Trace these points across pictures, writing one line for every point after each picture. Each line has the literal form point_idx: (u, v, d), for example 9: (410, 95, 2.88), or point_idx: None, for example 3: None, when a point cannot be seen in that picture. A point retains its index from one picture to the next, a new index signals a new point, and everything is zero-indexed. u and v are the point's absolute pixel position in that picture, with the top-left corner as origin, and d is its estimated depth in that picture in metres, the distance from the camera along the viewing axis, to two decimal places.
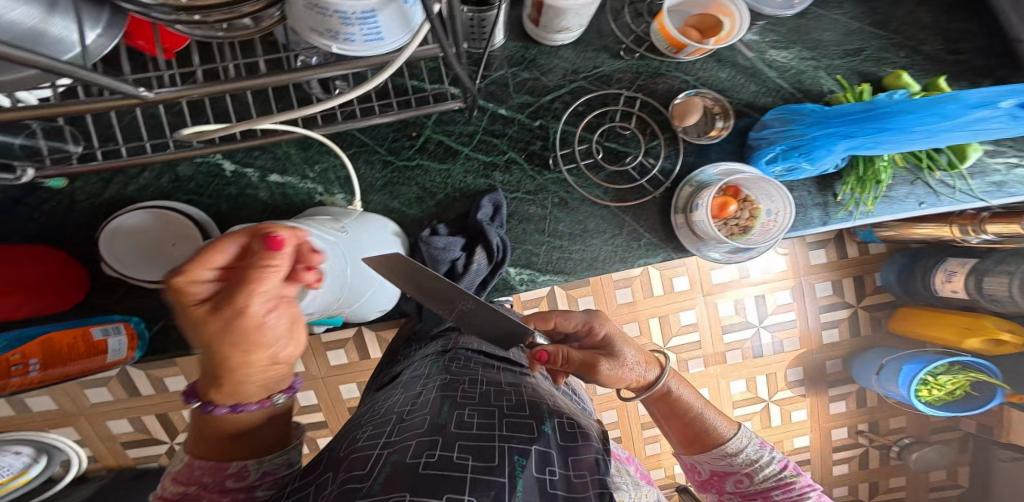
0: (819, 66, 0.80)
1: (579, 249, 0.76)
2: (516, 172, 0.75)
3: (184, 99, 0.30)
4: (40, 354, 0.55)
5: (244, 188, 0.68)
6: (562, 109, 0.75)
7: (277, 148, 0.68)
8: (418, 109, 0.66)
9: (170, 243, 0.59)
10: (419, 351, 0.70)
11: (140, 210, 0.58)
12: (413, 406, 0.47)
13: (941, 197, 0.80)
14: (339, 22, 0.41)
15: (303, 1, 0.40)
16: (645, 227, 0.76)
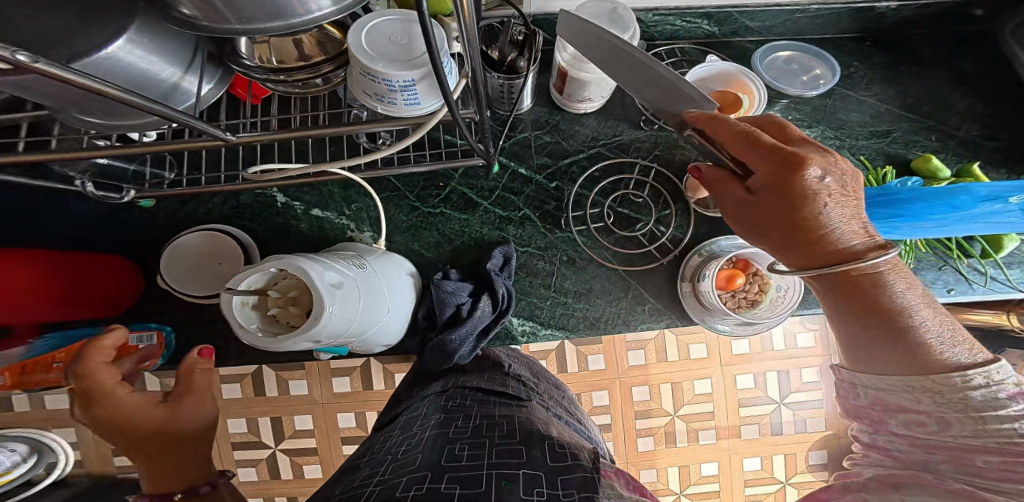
0: (842, 145, 0.83)
1: (584, 307, 0.78)
2: (528, 227, 0.79)
3: (260, 142, 0.39)
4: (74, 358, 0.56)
5: (290, 219, 0.72)
6: (579, 173, 0.80)
7: (323, 186, 0.73)
8: (447, 163, 0.72)
9: (217, 266, 0.64)
10: (421, 391, 0.72)
11: (196, 231, 0.64)
12: (409, 448, 0.49)
13: (973, 285, 0.78)
14: (387, 90, 0.48)
15: (359, 68, 0.47)
16: (650, 290, 0.77)
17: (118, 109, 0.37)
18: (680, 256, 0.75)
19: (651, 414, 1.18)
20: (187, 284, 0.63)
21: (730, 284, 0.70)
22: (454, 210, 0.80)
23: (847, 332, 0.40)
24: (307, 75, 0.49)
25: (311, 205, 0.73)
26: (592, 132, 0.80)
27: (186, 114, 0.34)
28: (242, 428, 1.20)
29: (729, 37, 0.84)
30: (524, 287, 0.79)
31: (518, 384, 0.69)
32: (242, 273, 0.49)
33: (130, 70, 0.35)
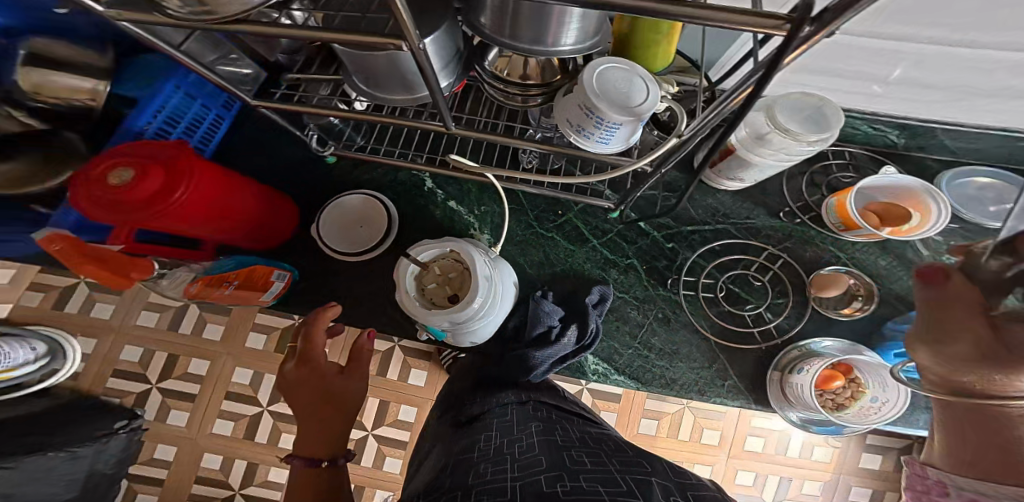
0: None
1: (664, 367, 0.71)
2: (631, 276, 0.72)
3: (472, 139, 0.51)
4: (239, 279, 0.57)
5: (427, 204, 0.73)
6: (698, 242, 0.77)
7: (464, 182, 0.75)
8: (575, 196, 0.72)
9: (365, 227, 0.69)
10: (493, 395, 0.67)
11: (360, 193, 0.69)
12: (522, 447, 0.51)
13: None
14: (592, 124, 0.43)
15: (578, 97, 0.42)
16: (733, 368, 0.71)
17: (388, 81, 0.49)
18: (778, 347, 0.71)
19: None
20: (333, 237, 0.67)
21: (826, 384, 0.71)
22: (566, 239, 0.74)
23: (952, 437, 0.35)
24: (515, 91, 0.51)
25: (451, 196, 0.74)
26: (731, 212, 0.78)
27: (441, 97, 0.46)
28: (244, 380, 1.22)
29: (910, 149, 0.77)
30: (614, 332, 0.73)
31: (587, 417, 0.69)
32: (427, 246, 0.57)
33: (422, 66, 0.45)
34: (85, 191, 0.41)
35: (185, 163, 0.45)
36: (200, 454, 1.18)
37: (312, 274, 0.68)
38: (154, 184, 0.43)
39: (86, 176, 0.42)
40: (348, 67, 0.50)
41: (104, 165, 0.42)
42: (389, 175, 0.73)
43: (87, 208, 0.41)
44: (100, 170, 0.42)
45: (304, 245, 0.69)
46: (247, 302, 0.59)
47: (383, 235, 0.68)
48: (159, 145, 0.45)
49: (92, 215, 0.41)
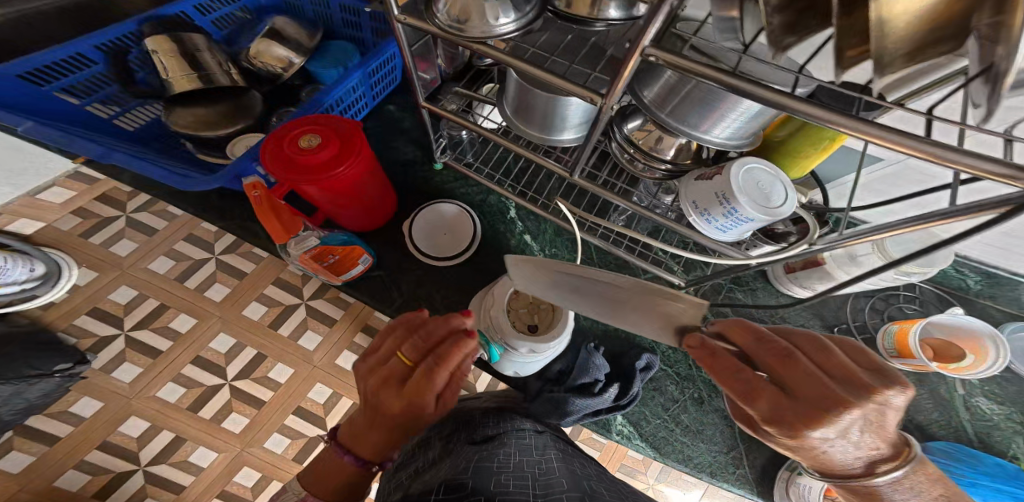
0: None
1: (687, 443, 0.67)
2: (680, 352, 0.72)
3: (584, 188, 0.55)
4: (338, 254, 0.58)
5: (504, 230, 0.76)
6: None
7: (544, 222, 0.77)
8: (651, 267, 0.68)
9: (453, 238, 0.72)
10: (501, 414, 0.63)
11: (455, 204, 0.74)
12: (542, 468, 0.49)
13: None
14: (721, 212, 0.49)
15: (715, 187, 0.49)
16: (749, 459, 0.67)
17: (533, 115, 0.58)
18: None
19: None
20: (420, 237, 0.71)
21: None
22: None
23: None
24: (646, 161, 0.55)
25: (527, 230, 0.76)
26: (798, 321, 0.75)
27: (585, 146, 0.51)
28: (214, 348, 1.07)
29: (980, 296, 0.76)
30: (651, 403, 0.69)
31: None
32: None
33: (573, 106, 0.54)
34: (276, 146, 0.52)
35: (347, 144, 0.52)
36: (124, 416, 0.93)
37: (383, 264, 0.70)
38: (324, 157, 0.51)
39: (280, 135, 0.52)
40: (508, 93, 0.60)
41: (294, 131, 0.52)
42: (481, 195, 0.78)
43: (269, 159, 0.51)
44: (291, 134, 0.52)
45: (387, 235, 0.72)
46: (331, 277, 0.60)
47: (460, 250, 0.71)
48: (335, 123, 0.54)
49: (268, 166, 0.50)
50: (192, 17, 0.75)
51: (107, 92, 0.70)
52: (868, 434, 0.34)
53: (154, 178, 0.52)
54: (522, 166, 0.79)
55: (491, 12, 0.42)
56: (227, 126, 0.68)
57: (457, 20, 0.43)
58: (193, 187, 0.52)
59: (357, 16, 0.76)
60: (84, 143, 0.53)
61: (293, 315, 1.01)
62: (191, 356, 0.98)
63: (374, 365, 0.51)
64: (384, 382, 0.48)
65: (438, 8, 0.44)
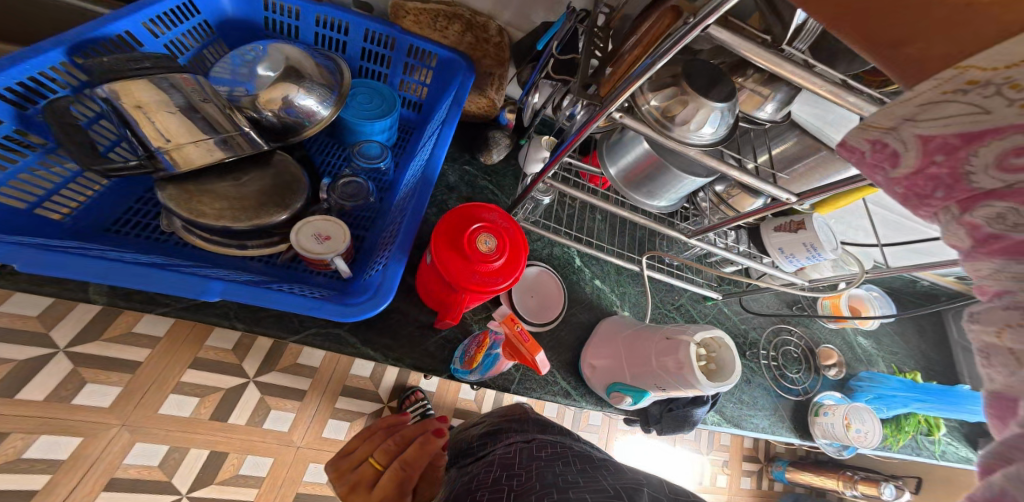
0: (902, 359, 1.16)
1: (745, 414, 0.87)
2: None
3: (703, 247, 0.64)
4: (514, 350, 0.50)
5: (578, 279, 0.78)
6: (758, 326, 0.96)
7: (605, 264, 0.83)
8: (702, 289, 0.83)
9: (546, 303, 0.73)
10: (502, 436, 0.60)
11: (535, 265, 0.73)
12: (511, 471, 0.47)
13: (946, 461, 1.14)
14: (804, 254, 0.65)
15: (802, 237, 0.64)
16: (781, 415, 0.92)
17: (648, 185, 0.60)
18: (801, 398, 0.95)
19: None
20: (522, 307, 0.70)
21: None
22: (684, 319, 0.86)
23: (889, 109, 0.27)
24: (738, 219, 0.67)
25: (596, 275, 0.81)
26: (772, 305, 1.01)
27: (724, 221, 0.60)
28: (151, 459, 0.78)
29: None
30: (724, 397, 0.87)
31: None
32: (695, 328, 0.59)
33: (683, 180, 0.58)
34: (457, 253, 0.45)
35: (521, 245, 0.47)
36: None
37: None
38: (511, 266, 0.46)
39: (455, 238, 0.45)
40: (633, 154, 0.59)
41: (470, 229, 0.46)
42: (548, 247, 0.78)
43: (451, 275, 0.44)
44: (468, 236, 0.45)
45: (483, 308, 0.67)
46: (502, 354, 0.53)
47: (556, 312, 0.73)
48: (499, 217, 0.48)
49: (455, 281, 0.44)
50: (143, 39, 0.57)
51: (24, 165, 0.48)
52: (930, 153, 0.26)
53: (291, 310, 0.44)
54: (573, 209, 0.80)
55: (709, 121, 0.43)
56: (279, 213, 0.54)
57: (665, 120, 0.43)
58: (327, 317, 0.45)
59: (388, 53, 0.68)
60: (177, 279, 0.41)
61: (244, 401, 0.85)
62: (106, 479, 0.74)
63: (350, 469, 0.58)
64: (357, 486, 0.55)
65: (645, 104, 0.43)
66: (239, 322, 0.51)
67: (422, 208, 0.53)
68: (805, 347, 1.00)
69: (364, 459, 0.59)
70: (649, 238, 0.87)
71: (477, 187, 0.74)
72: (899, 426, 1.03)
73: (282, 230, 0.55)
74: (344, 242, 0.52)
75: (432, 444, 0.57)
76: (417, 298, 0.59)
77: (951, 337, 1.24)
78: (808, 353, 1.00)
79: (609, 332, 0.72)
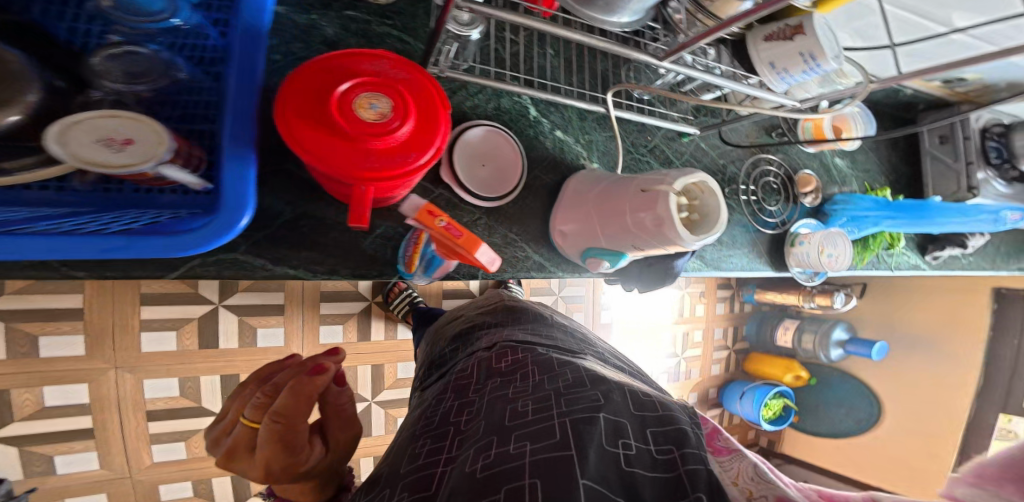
0: (882, 170, 1.12)
1: (728, 254, 0.86)
2: None
3: (679, 74, 0.51)
4: (442, 235, 0.42)
5: (538, 135, 0.68)
6: (738, 158, 0.89)
7: (565, 110, 0.71)
8: (677, 122, 0.74)
9: (501, 170, 0.62)
10: (477, 359, 0.69)
11: (479, 126, 0.59)
12: (469, 415, 0.53)
13: (903, 261, 1.22)
14: (800, 67, 0.53)
15: (802, 44, 0.51)
16: (761, 250, 0.91)
17: None
18: (779, 230, 0.94)
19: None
20: (470, 181, 0.59)
21: None
22: (658, 162, 0.79)
23: None
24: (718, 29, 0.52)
25: (556, 126, 0.70)
26: (753, 133, 0.92)
27: (706, 33, 0.45)
28: (173, 391, 1.15)
29: None
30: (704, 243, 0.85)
31: (610, 359, 0.80)
32: (675, 174, 0.53)
33: None
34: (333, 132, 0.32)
35: (424, 100, 0.35)
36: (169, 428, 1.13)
37: None
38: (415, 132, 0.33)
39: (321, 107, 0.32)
40: None
41: (342, 93, 0.32)
42: (493, 101, 0.63)
43: (326, 161, 0.31)
44: (338, 101, 0.32)
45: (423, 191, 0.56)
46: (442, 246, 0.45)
47: (515, 177, 0.63)
48: (381, 68, 0.35)
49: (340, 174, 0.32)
50: None
51: None
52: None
53: (84, 257, 0.33)
54: (517, 44, 0.64)
55: None
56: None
57: None
58: (150, 254, 0.35)
59: None
60: None
61: (228, 329, 1.20)
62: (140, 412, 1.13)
63: (225, 435, 0.51)
64: (235, 451, 0.48)
65: None
66: (77, 272, 0.39)
67: (244, 89, 0.37)
68: (786, 175, 0.95)
69: (237, 421, 0.51)
70: (614, 69, 0.72)
71: (373, 37, 0.53)
72: (865, 246, 1.04)
73: (38, 136, 0.37)
74: (165, 147, 0.34)
75: (309, 384, 0.48)
76: (329, 196, 0.47)
77: (923, 148, 1.15)
78: (787, 181, 0.96)
79: (584, 191, 0.64)
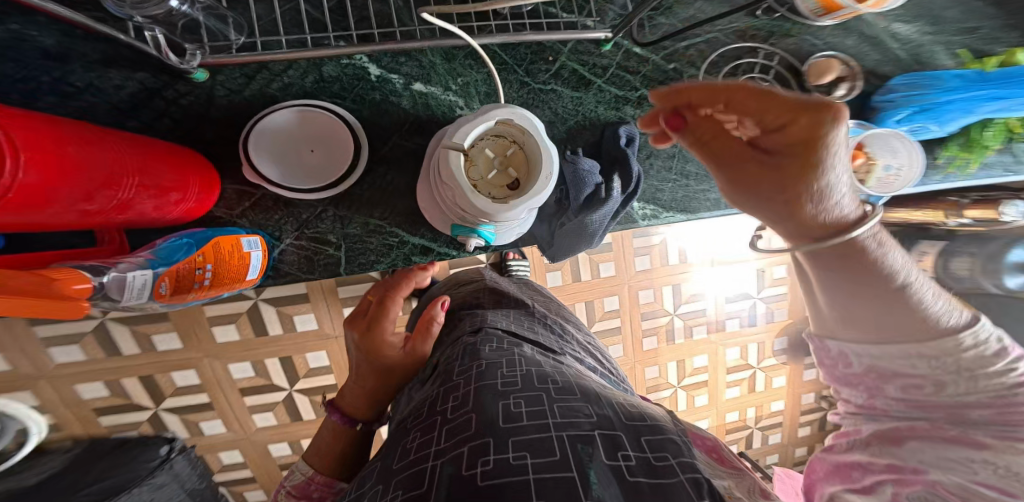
0: (997, 14, 0.71)
1: (707, 189, 0.66)
2: (647, 108, 0.65)
3: None
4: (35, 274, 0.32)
5: (388, 96, 0.58)
6: (698, 59, 0.67)
7: (423, 55, 0.59)
8: (565, 33, 0.57)
9: (325, 145, 0.56)
10: (452, 338, 0.55)
11: (286, 108, 0.54)
12: (450, 393, 0.39)
13: None
14: None
15: None
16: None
17: None
18: None
19: (654, 314, 1.29)
20: (296, 170, 0.55)
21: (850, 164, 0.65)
22: (566, 88, 0.62)
23: None
24: None
25: (413, 78, 0.59)
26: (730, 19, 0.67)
27: None
28: None
29: None
30: (662, 177, 0.65)
31: (567, 323, 0.68)
32: (461, 125, 0.43)
33: None
34: (44, 189, 0.31)
35: None
36: None
37: (286, 219, 0.56)
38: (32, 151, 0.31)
39: (19, 156, 0.29)
40: None
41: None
42: (310, 74, 0.57)
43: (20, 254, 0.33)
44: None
45: (248, 192, 0.54)
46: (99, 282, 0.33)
47: (352, 153, 0.56)
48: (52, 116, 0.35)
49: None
50: None
51: None
52: (929, 381, 0.35)
53: None
54: None
55: None
56: None
57: None
58: None
59: None
60: None
61: None
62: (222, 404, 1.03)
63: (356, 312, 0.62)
64: (355, 320, 0.58)
65: None
66: None
67: None
68: (792, 65, 0.69)
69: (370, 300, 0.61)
70: None
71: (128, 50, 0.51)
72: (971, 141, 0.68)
73: None
74: None
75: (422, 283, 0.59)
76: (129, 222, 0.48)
77: None
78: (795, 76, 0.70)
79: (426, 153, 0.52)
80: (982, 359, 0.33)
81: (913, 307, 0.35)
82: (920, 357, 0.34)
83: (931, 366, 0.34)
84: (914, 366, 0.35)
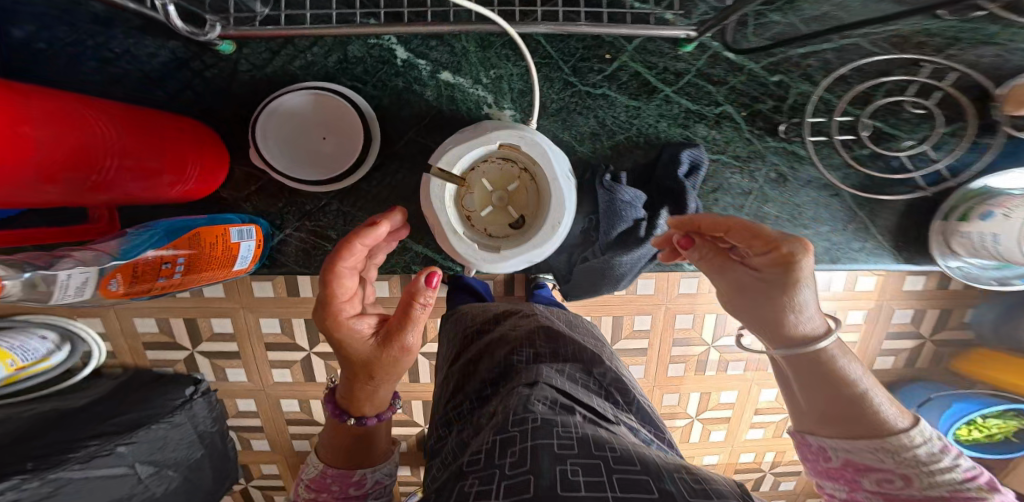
0: None
1: None
2: (726, 130, 0.52)
3: None
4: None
5: (411, 84, 0.52)
6: (820, 70, 0.50)
7: (456, 40, 0.51)
8: (633, 28, 0.45)
9: (337, 133, 0.52)
10: (492, 380, 0.42)
11: (297, 90, 0.49)
12: (483, 457, 0.27)
13: None
14: None
15: None
16: (876, 231, 0.53)
17: None
18: (935, 196, 0.52)
19: (687, 341, 0.94)
20: (303, 158, 0.51)
21: None
22: (622, 96, 0.50)
23: None
24: None
25: (442, 66, 0.51)
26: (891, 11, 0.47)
27: None
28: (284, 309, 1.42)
29: None
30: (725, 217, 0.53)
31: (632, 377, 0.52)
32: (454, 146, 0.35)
33: None
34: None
35: None
36: None
37: (292, 209, 0.53)
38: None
39: None
40: None
41: None
42: (334, 55, 0.52)
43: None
44: None
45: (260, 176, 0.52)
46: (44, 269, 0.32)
47: (362, 143, 0.50)
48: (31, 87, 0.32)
49: None
50: None
51: None
52: (897, 474, 0.29)
53: None
54: None
55: None
56: None
57: None
58: None
59: None
60: None
61: None
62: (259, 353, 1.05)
63: None
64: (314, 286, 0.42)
65: None
66: None
67: None
68: (963, 91, 0.49)
69: None
70: None
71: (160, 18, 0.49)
72: None
73: None
74: None
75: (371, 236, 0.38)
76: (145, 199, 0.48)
77: None
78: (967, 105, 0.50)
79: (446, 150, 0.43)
80: (933, 458, 0.29)
81: (864, 407, 0.32)
82: (882, 449, 0.30)
83: (893, 459, 0.30)
84: (880, 459, 0.30)
